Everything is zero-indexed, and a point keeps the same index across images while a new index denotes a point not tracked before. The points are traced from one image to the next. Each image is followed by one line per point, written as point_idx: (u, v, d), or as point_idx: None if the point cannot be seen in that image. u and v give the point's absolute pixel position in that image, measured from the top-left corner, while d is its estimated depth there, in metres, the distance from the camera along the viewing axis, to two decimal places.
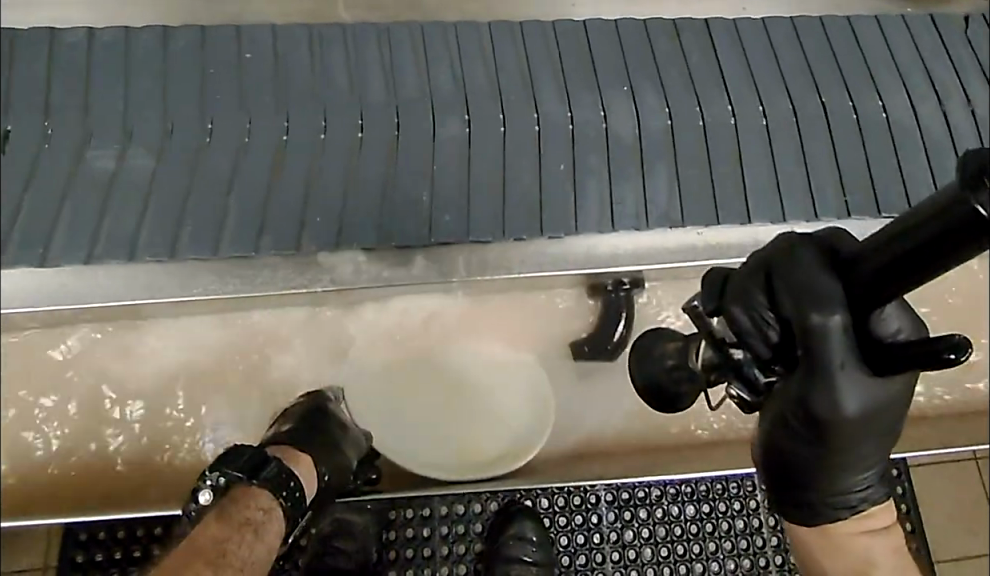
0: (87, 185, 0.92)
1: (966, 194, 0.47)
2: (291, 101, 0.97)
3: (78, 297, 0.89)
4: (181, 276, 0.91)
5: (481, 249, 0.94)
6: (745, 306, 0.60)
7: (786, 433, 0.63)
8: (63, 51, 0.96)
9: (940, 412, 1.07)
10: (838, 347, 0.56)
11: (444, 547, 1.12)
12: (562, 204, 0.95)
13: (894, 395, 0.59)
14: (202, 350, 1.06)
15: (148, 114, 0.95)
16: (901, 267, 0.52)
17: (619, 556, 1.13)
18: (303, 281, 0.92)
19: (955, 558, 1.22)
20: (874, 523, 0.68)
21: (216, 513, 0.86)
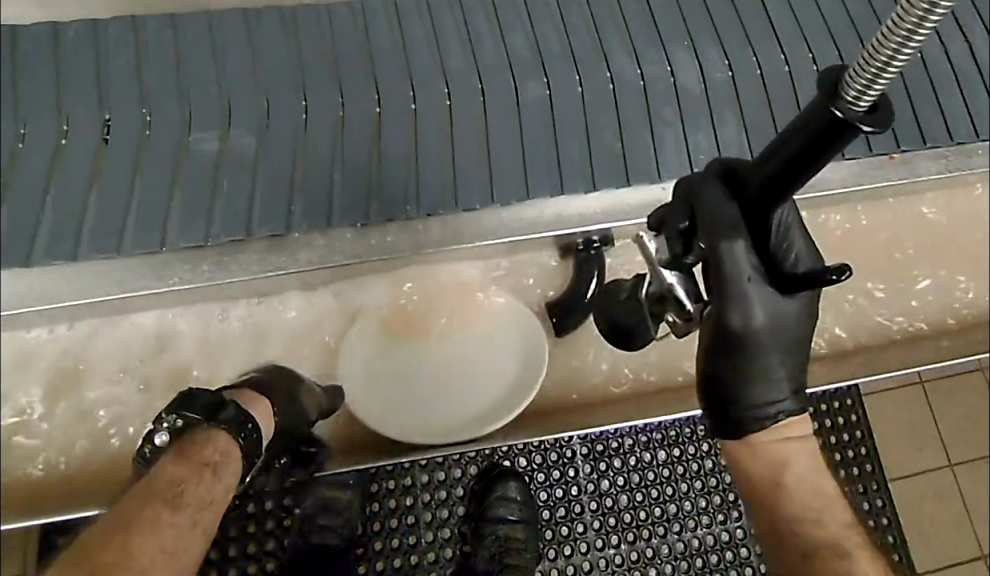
0: (198, 161, 0.97)
1: (826, 103, 0.52)
2: (382, 76, 1.03)
3: (55, 296, 0.94)
4: (156, 267, 0.95)
5: (455, 221, 0.99)
6: (681, 235, 0.67)
7: (716, 360, 0.69)
8: (155, 41, 1.02)
9: (908, 337, 1.12)
10: (744, 263, 0.65)
11: (427, 513, 1.09)
12: (643, 151, 1.02)
13: (796, 313, 0.68)
14: (216, 330, 1.04)
15: (247, 94, 1.01)
16: (774, 190, 0.61)
17: (596, 505, 1.11)
18: (287, 261, 0.97)
19: (906, 475, 1.29)
20: (790, 430, 0.71)
21: (174, 449, 0.83)
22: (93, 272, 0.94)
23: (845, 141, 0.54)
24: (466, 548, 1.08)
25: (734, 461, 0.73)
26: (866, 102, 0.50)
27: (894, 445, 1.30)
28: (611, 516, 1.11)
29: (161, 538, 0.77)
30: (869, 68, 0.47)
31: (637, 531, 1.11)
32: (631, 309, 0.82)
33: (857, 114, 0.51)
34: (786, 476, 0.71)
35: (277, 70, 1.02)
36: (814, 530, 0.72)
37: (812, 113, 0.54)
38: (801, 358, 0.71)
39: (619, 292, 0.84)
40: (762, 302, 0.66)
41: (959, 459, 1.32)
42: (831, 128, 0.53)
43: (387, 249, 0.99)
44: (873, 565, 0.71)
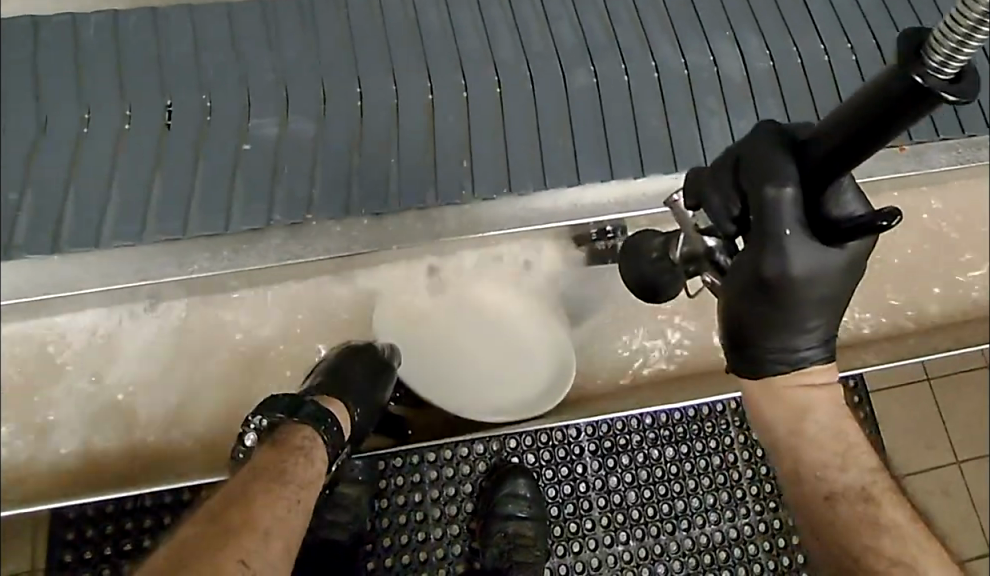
0: (258, 148, 0.99)
1: (907, 68, 0.51)
2: (435, 63, 1.04)
3: (74, 282, 0.97)
4: (176, 255, 0.98)
5: (469, 212, 1.02)
6: (722, 195, 0.67)
7: (743, 302, 0.69)
8: (210, 29, 1.03)
9: (911, 328, 1.15)
10: (788, 214, 0.63)
11: (436, 509, 1.09)
12: (688, 137, 1.05)
13: (839, 267, 0.66)
14: (241, 317, 1.06)
15: (303, 81, 1.02)
16: (837, 157, 0.60)
17: (605, 502, 1.11)
18: (314, 248, 1.00)
19: (918, 471, 1.30)
20: (815, 377, 0.72)
21: (268, 442, 0.85)
22: (109, 262, 0.97)
23: (925, 107, 0.53)
24: (474, 545, 1.08)
25: (755, 409, 0.74)
26: (952, 69, 0.50)
27: (899, 442, 1.31)
28: (618, 513, 1.11)
29: (275, 514, 0.78)
30: (954, 34, 0.47)
31: (645, 528, 1.10)
32: (660, 266, 0.83)
33: (942, 81, 0.50)
34: (810, 422, 0.72)
35: (333, 58, 1.03)
36: (836, 476, 0.72)
37: (892, 80, 0.53)
38: (836, 312, 0.70)
39: (651, 247, 0.84)
40: (803, 256, 0.65)
41: (965, 457, 1.32)
42: (912, 93, 0.52)
43: (405, 235, 1.02)
44: (895, 506, 0.72)
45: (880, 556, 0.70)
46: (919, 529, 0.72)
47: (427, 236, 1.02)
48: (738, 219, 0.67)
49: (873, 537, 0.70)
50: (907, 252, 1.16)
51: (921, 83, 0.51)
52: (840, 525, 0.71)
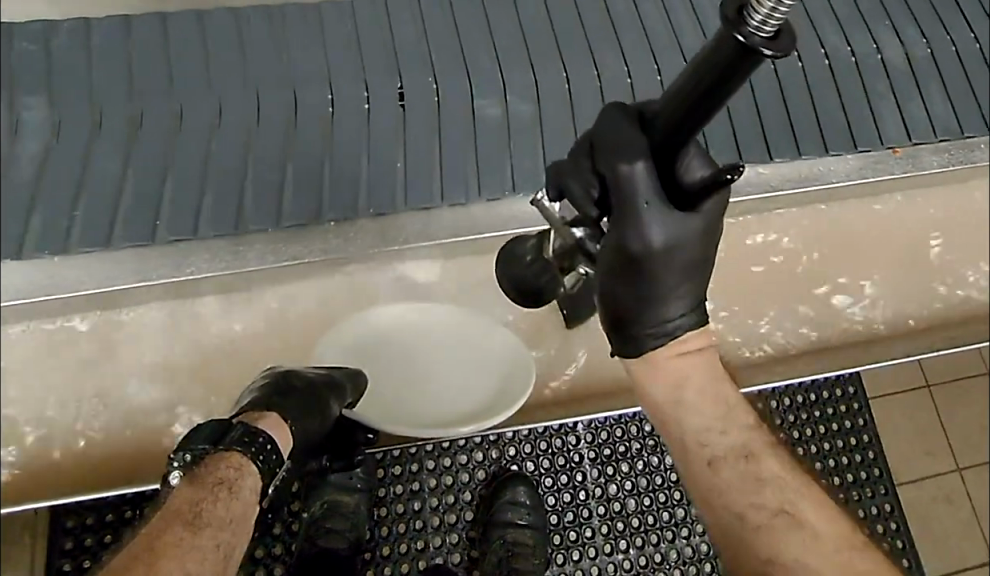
0: (488, 126, 1.05)
1: (730, 30, 0.54)
2: (629, 47, 1.10)
3: (74, 284, 0.96)
4: (175, 259, 0.98)
5: (463, 211, 1.03)
6: (582, 181, 0.69)
7: (616, 279, 0.71)
8: (434, 12, 1.10)
9: (927, 326, 1.11)
10: (643, 185, 0.65)
11: (436, 518, 1.09)
12: (864, 120, 1.12)
13: (698, 231, 0.68)
14: (238, 329, 1.01)
15: (516, 67, 1.07)
16: (684, 121, 0.62)
17: (605, 509, 1.12)
18: (316, 251, 1.01)
19: (914, 480, 1.28)
20: (689, 345, 0.72)
21: (191, 475, 0.79)
22: (109, 265, 0.97)
23: (753, 66, 0.56)
24: (473, 553, 1.09)
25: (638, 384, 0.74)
26: (771, 27, 0.53)
27: (900, 449, 1.29)
28: (619, 521, 1.12)
29: (186, 565, 0.73)
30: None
31: (645, 536, 1.12)
32: (535, 270, 0.88)
33: (762, 39, 0.53)
34: (688, 390, 0.72)
35: (538, 40, 1.09)
36: (719, 438, 0.72)
37: (718, 46, 0.56)
38: (703, 277, 0.72)
39: (523, 254, 0.89)
40: (661, 230, 0.67)
41: (964, 464, 1.32)
42: (739, 53, 0.55)
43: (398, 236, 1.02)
44: (777, 462, 0.72)
45: (760, 509, 0.69)
46: (799, 479, 0.72)
47: (420, 238, 1.03)
48: (599, 202, 0.68)
49: (758, 494, 0.70)
50: (915, 248, 1.13)
51: (745, 41, 0.53)
52: (725, 488, 0.70)
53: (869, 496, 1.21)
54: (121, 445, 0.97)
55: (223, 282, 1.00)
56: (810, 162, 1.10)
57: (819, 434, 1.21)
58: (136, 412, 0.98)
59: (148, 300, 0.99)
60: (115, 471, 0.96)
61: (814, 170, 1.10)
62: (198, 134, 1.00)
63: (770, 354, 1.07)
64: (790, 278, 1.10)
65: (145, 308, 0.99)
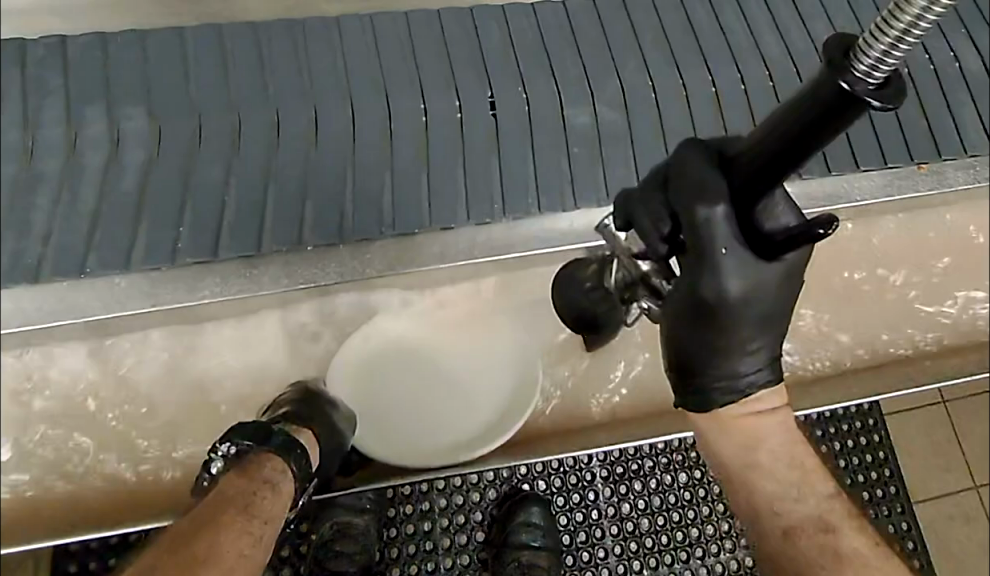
0: (576, 135, 1.03)
1: (834, 75, 0.50)
2: (705, 51, 1.08)
3: (84, 308, 0.94)
4: (187, 281, 0.95)
5: (477, 230, 1.00)
6: (652, 216, 0.65)
7: (683, 329, 0.67)
8: (520, 18, 1.08)
9: (952, 351, 1.09)
10: (723, 234, 0.62)
11: (445, 539, 1.07)
12: (947, 130, 1.09)
13: (776, 284, 0.64)
14: (251, 348, 0.99)
15: (603, 76, 1.05)
16: (774, 165, 0.58)
17: (618, 530, 1.09)
18: (329, 276, 0.98)
19: (931, 497, 1.25)
20: (763, 405, 0.69)
21: (237, 471, 0.79)
22: (123, 289, 0.95)
23: (851, 117, 0.52)
24: (484, 574, 1.07)
25: (706, 443, 0.72)
26: (876, 77, 0.49)
27: (916, 466, 1.26)
28: (632, 541, 1.09)
29: (241, 547, 0.73)
30: (883, 38, 0.46)
31: (659, 556, 1.09)
32: (595, 298, 0.88)
33: (869, 88, 0.49)
34: (761, 450, 0.69)
35: (626, 47, 1.07)
36: (794, 506, 0.69)
37: (819, 88, 0.52)
38: (779, 331, 0.68)
39: (582, 279, 0.88)
40: (737, 280, 0.63)
41: (982, 481, 1.28)
42: (841, 102, 0.51)
43: (416, 257, 0.99)
44: (858, 535, 0.68)
45: None
46: (883, 555, 0.68)
47: (438, 261, 1.00)
48: (669, 239, 0.65)
49: (841, 570, 0.66)
50: (936, 267, 1.11)
51: (849, 90, 0.50)
52: (802, 562, 0.67)
53: (886, 514, 1.19)
54: (134, 476, 0.96)
55: (229, 306, 0.98)
56: (837, 179, 1.06)
57: (836, 450, 1.19)
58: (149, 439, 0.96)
59: (164, 319, 0.97)
60: (129, 505, 0.95)
61: (851, 186, 1.06)
62: (230, 153, 0.98)
63: (791, 379, 1.06)
64: (809, 296, 1.08)
65: (160, 326, 0.97)
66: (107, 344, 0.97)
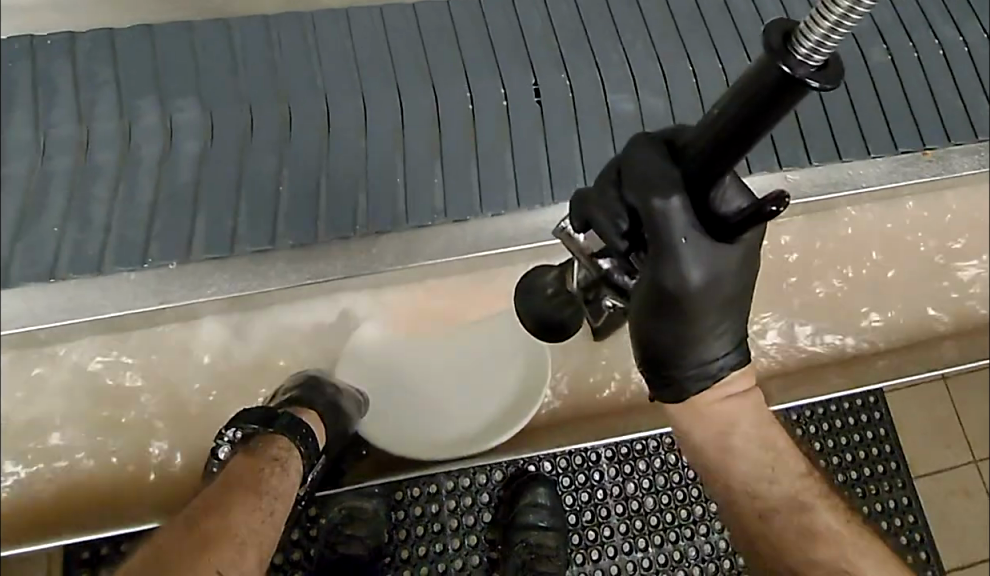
0: (616, 120, 1.05)
1: (774, 59, 0.49)
2: (714, 40, 1.09)
3: (94, 307, 0.95)
4: (192, 278, 0.96)
5: (480, 225, 1.01)
6: (605, 213, 0.64)
7: (651, 319, 0.67)
8: (560, 4, 1.10)
9: (947, 337, 1.10)
10: (679, 224, 0.60)
11: (453, 521, 1.06)
12: (956, 113, 1.09)
13: (733, 269, 0.63)
14: (259, 344, 1.01)
15: (640, 63, 1.08)
16: (720, 150, 0.56)
17: (623, 508, 1.10)
18: (338, 272, 0.99)
19: (931, 473, 1.27)
20: (735, 387, 0.70)
21: (243, 451, 0.82)
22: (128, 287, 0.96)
23: (795, 97, 0.51)
24: (492, 555, 1.07)
25: (684, 432, 0.73)
26: (819, 58, 0.48)
27: (912, 444, 1.27)
28: (637, 519, 1.10)
29: (251, 524, 0.76)
30: (823, 23, 0.45)
31: (664, 534, 1.10)
32: (558, 304, 0.88)
33: (810, 70, 0.48)
34: (735, 434, 0.71)
35: (660, 33, 1.09)
36: (769, 489, 0.72)
37: (761, 72, 0.51)
38: (742, 316, 0.68)
39: (542, 286, 0.89)
40: (702, 269, 0.62)
41: (981, 455, 1.30)
42: (783, 85, 0.50)
43: (423, 253, 1.00)
44: (829, 513, 0.72)
45: (817, 567, 0.69)
46: (855, 531, 0.71)
47: (443, 255, 1.01)
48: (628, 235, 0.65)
49: (814, 549, 0.70)
50: (932, 251, 1.11)
51: (790, 72, 0.48)
52: (774, 540, 0.71)
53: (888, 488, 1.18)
54: (148, 471, 0.98)
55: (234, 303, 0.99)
56: (844, 166, 1.06)
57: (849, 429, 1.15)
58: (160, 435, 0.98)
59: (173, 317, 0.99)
60: (143, 501, 0.97)
61: (845, 174, 1.06)
62: (200, 152, 0.99)
63: (788, 367, 1.07)
64: (807, 283, 1.08)
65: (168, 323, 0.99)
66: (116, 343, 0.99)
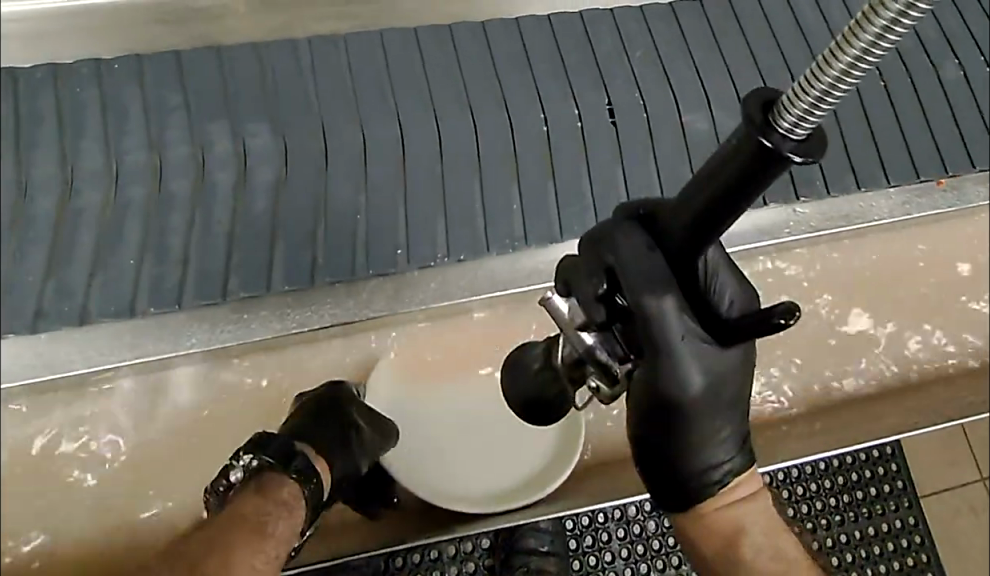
0: (605, 146, 1.01)
1: (753, 134, 0.45)
2: (706, 68, 1.06)
3: (65, 362, 0.90)
4: (170, 331, 0.92)
5: (477, 264, 0.97)
6: (587, 283, 0.58)
7: (650, 427, 0.62)
8: (541, 30, 1.07)
9: (956, 368, 1.05)
10: (674, 324, 0.57)
11: (451, 547, 0.97)
12: (955, 141, 1.07)
13: (733, 365, 0.60)
14: (234, 395, 0.94)
15: (630, 91, 1.04)
16: (704, 227, 0.52)
17: (624, 532, 1.00)
18: (319, 316, 0.94)
19: (937, 491, 1.15)
20: (740, 491, 0.65)
21: (254, 490, 0.78)
22: (96, 341, 0.91)
23: (775, 174, 0.47)
24: None
25: (683, 536, 0.68)
26: (803, 131, 0.44)
27: (914, 462, 1.15)
28: (639, 544, 1.00)
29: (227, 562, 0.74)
30: (807, 94, 0.41)
31: (667, 558, 1.00)
32: (545, 380, 0.67)
33: (793, 145, 0.45)
34: (743, 546, 0.65)
35: (652, 61, 1.06)
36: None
37: (737, 152, 0.47)
38: (745, 418, 0.64)
39: (530, 361, 0.69)
40: (699, 368, 0.59)
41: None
42: (762, 159, 0.46)
43: (412, 297, 0.96)
44: None
45: None
46: None
47: (433, 298, 0.96)
48: (607, 300, 0.58)
49: None
50: (935, 284, 1.07)
51: (773, 149, 0.44)
52: None
53: (892, 508, 1.08)
54: (104, 540, 0.89)
55: (209, 355, 0.94)
56: (851, 198, 1.05)
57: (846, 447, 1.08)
58: (118, 502, 0.90)
59: (142, 371, 0.93)
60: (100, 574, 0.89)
61: (854, 208, 1.05)
62: (188, 192, 0.95)
63: (793, 411, 1.02)
64: (807, 321, 1.04)
65: (135, 378, 0.93)
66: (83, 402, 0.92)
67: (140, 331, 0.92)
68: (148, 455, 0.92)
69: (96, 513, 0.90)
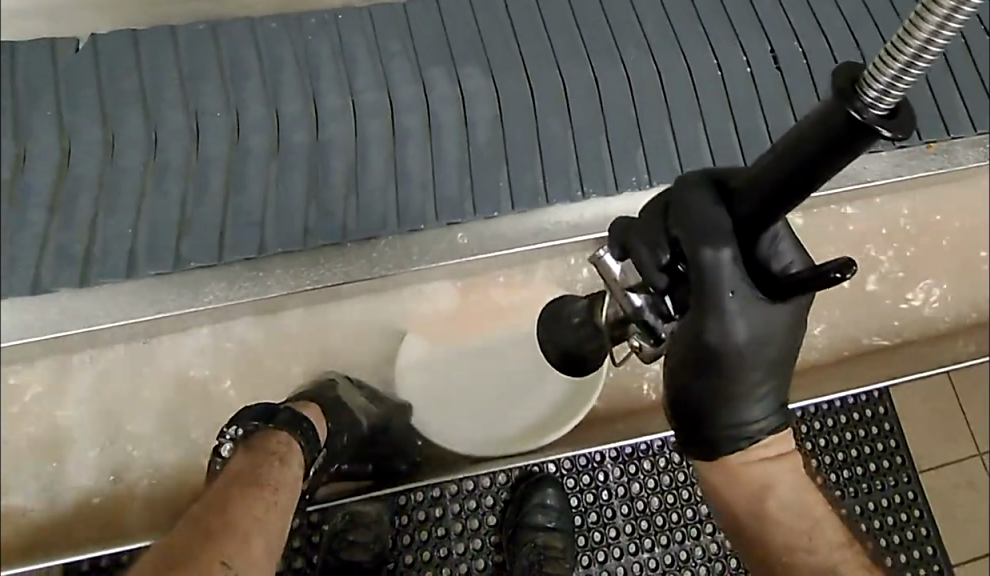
0: (615, 111, 1.02)
1: (841, 103, 0.46)
2: (714, 32, 1.07)
3: (90, 317, 0.92)
4: (190, 287, 0.94)
5: (484, 227, 0.98)
6: (648, 246, 0.60)
7: (688, 373, 0.62)
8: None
9: (943, 333, 1.08)
10: (731, 276, 0.56)
11: (458, 525, 1.00)
12: (950, 108, 1.08)
13: (784, 326, 0.60)
14: (246, 359, 0.96)
15: (640, 54, 1.05)
16: (780, 190, 0.53)
17: (628, 508, 1.03)
18: (330, 277, 0.96)
19: (939, 466, 1.16)
20: (772, 449, 0.65)
21: (244, 449, 0.78)
22: (114, 299, 0.93)
23: (864, 145, 0.47)
24: (499, 559, 1.01)
25: (715, 489, 0.68)
26: (890, 102, 0.44)
27: (914, 435, 1.16)
28: (643, 519, 1.03)
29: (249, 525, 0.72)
30: (895, 61, 0.42)
31: (669, 534, 1.03)
32: (584, 336, 0.72)
33: (877, 115, 0.45)
34: (771, 502, 0.66)
35: (666, 25, 1.07)
36: (808, 554, 0.66)
37: (822, 118, 0.47)
38: (785, 377, 0.63)
39: (569, 317, 0.73)
40: (745, 321, 0.58)
41: None
42: (851, 132, 0.46)
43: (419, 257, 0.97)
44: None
45: None
46: None
47: (442, 258, 0.98)
48: (668, 269, 0.60)
49: None
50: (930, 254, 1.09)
51: (862, 119, 0.45)
52: None
53: (890, 484, 1.11)
54: (134, 496, 0.93)
55: (225, 317, 0.96)
56: None
57: (840, 424, 1.11)
58: (139, 457, 0.94)
59: (158, 331, 0.95)
60: (128, 523, 0.93)
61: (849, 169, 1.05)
62: (227, 152, 0.97)
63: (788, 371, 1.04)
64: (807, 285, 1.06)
65: (152, 338, 0.95)
66: (110, 357, 0.95)
67: (156, 288, 0.93)
68: (166, 412, 0.95)
69: (123, 464, 0.94)
